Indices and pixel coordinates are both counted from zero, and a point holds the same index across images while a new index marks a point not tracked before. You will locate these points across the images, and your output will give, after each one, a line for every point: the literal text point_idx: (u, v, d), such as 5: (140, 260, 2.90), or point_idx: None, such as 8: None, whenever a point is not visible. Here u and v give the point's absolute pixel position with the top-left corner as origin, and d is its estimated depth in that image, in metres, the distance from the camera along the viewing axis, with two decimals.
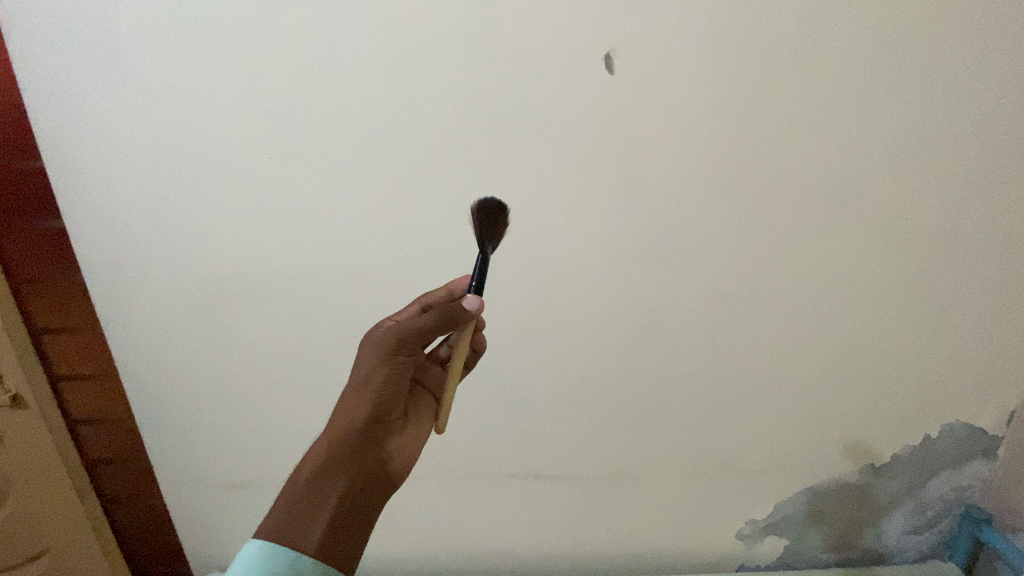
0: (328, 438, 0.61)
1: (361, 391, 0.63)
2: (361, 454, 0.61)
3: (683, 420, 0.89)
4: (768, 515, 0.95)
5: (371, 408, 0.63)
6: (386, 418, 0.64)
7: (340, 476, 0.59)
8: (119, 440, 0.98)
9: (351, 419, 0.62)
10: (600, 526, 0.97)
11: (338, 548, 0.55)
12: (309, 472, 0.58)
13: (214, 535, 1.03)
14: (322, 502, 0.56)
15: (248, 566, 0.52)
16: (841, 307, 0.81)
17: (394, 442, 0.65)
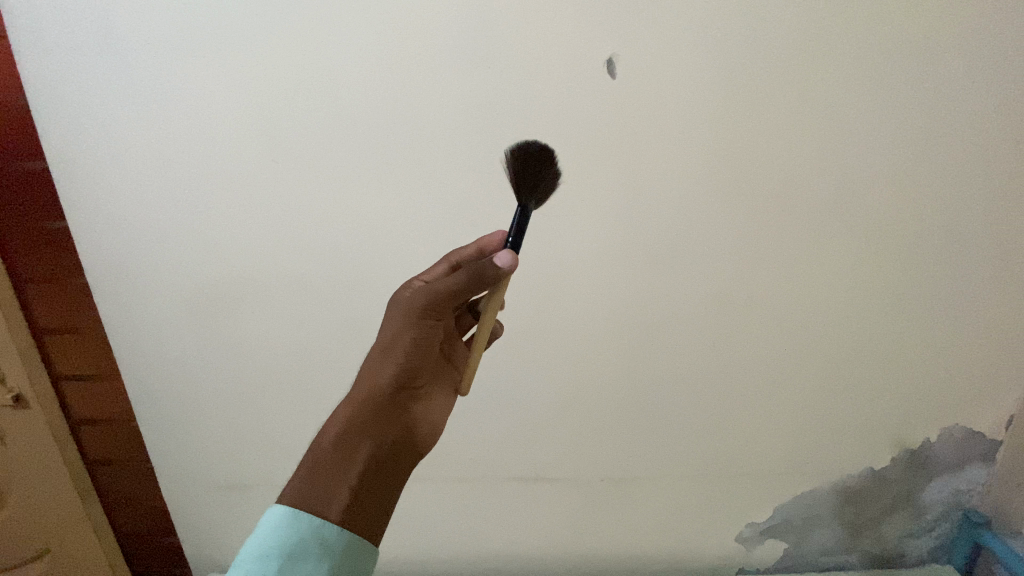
0: (352, 403, 0.58)
1: (388, 354, 0.60)
2: (385, 421, 0.59)
3: (682, 423, 0.89)
4: (768, 518, 0.95)
5: (398, 374, 0.60)
6: (412, 385, 0.62)
7: (365, 443, 0.56)
8: (119, 439, 0.98)
9: (376, 382, 0.60)
10: (600, 528, 0.97)
11: (363, 514, 0.53)
12: (332, 436, 0.56)
13: (213, 536, 1.02)
14: (346, 470, 0.54)
15: (272, 532, 0.50)
16: (838, 312, 0.82)
17: (419, 409, 0.63)
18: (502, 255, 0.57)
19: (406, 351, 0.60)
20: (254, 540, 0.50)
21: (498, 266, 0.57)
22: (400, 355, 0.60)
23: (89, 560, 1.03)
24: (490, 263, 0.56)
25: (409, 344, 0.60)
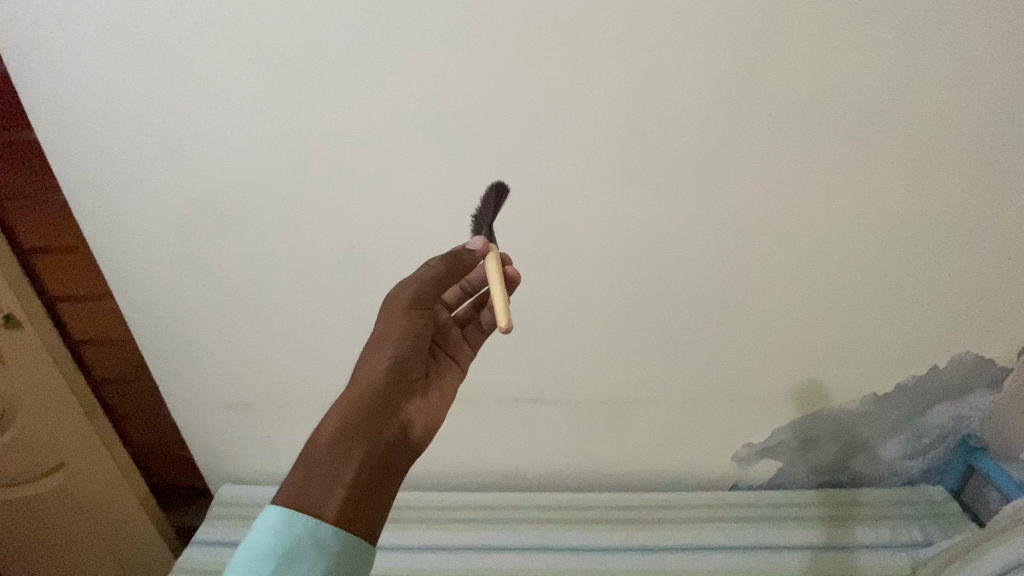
0: (347, 399, 0.56)
1: (380, 349, 0.59)
2: (382, 415, 0.56)
3: (686, 347, 0.88)
4: (765, 439, 0.96)
5: (394, 364, 0.59)
6: (407, 377, 0.60)
7: (362, 436, 0.53)
8: (122, 360, 1.00)
9: (372, 376, 0.58)
10: (598, 447, 0.99)
11: (362, 514, 0.50)
12: (328, 433, 0.53)
13: (221, 450, 1.05)
14: (343, 466, 0.51)
15: (268, 535, 0.46)
16: (866, 236, 0.76)
17: (416, 404, 0.60)
18: (475, 240, 0.64)
19: (397, 343, 0.60)
20: (248, 544, 0.46)
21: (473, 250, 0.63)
22: (393, 348, 0.59)
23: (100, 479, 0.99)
24: (467, 249, 0.63)
25: (400, 335, 0.60)
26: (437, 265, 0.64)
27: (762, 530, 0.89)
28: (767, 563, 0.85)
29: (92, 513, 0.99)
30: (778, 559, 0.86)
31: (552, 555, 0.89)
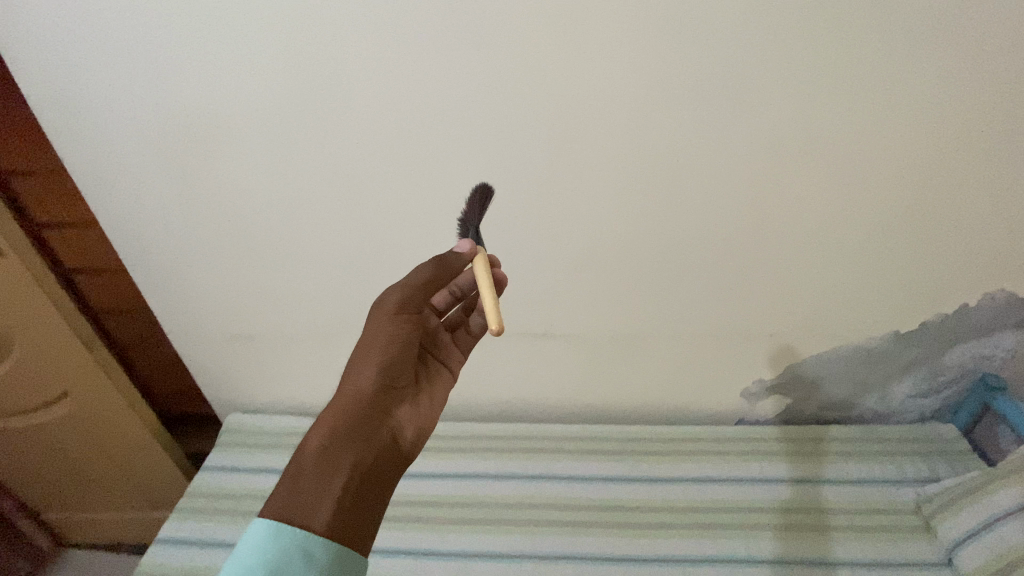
0: (333, 412, 0.52)
1: (365, 357, 0.56)
2: (371, 423, 0.52)
3: (703, 282, 0.83)
4: (779, 374, 0.92)
5: (382, 371, 0.55)
6: (396, 385, 0.56)
7: (350, 445, 0.50)
8: (120, 290, 0.98)
9: (358, 385, 0.54)
10: (605, 383, 0.97)
11: (354, 527, 0.46)
12: (314, 443, 0.49)
13: (222, 383, 1.04)
14: (331, 475, 0.47)
15: (251, 549, 0.41)
16: (913, 164, 0.69)
17: (406, 411, 0.56)
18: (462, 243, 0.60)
19: (385, 349, 0.56)
20: (228, 563, 0.41)
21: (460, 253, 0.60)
22: (381, 355, 0.56)
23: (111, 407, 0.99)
24: (451, 251, 0.59)
25: (387, 340, 0.56)
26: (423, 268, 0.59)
27: (768, 463, 0.89)
28: (770, 493, 0.86)
29: (104, 438, 1.02)
30: (782, 490, 0.86)
31: (557, 484, 0.90)
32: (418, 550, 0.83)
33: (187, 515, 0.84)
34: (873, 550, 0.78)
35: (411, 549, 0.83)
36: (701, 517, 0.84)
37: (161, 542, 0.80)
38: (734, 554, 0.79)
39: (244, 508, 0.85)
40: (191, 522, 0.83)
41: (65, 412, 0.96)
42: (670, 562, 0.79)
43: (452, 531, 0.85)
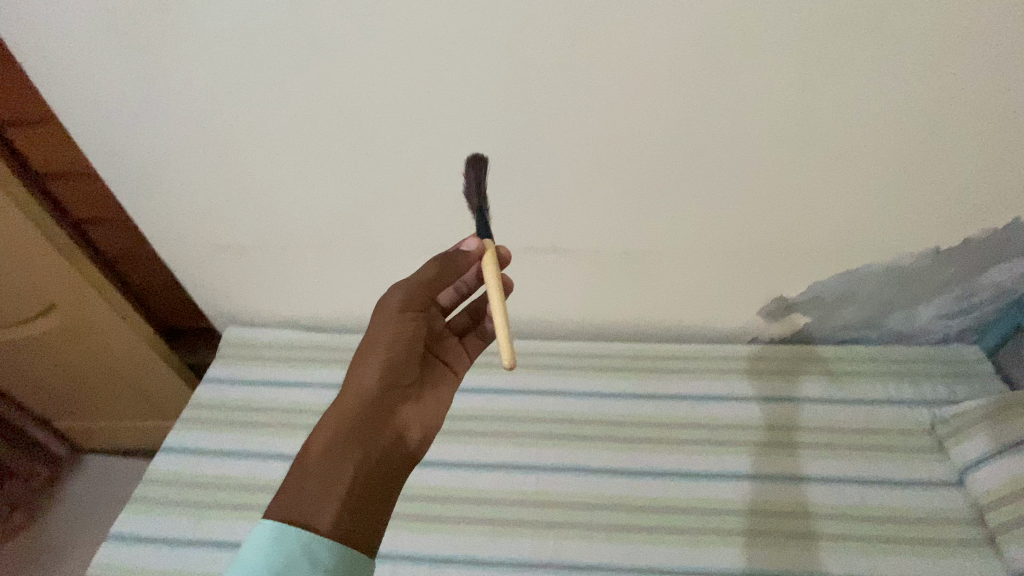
0: (337, 413, 0.54)
1: (370, 356, 0.57)
2: (375, 426, 0.54)
3: (732, 193, 0.73)
4: (801, 293, 0.86)
5: (386, 370, 0.57)
6: (401, 383, 0.58)
7: (354, 448, 0.52)
8: (98, 197, 0.93)
9: (363, 385, 0.56)
10: (618, 301, 0.91)
11: (357, 528, 0.48)
12: (318, 445, 0.51)
13: (217, 296, 0.99)
14: (336, 479, 0.49)
15: (258, 552, 0.44)
16: (1012, 48, 0.57)
17: (410, 409, 0.57)
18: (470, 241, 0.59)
19: (389, 348, 0.57)
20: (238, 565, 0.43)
21: (468, 252, 0.59)
22: (384, 355, 0.57)
23: (103, 320, 0.95)
24: (459, 249, 0.58)
25: (391, 339, 0.57)
26: (429, 266, 0.60)
27: (777, 382, 0.88)
28: (778, 412, 0.85)
29: (99, 347, 1.00)
30: (789, 408, 0.85)
31: (563, 399, 0.88)
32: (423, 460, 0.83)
33: (191, 426, 0.83)
34: (879, 467, 0.78)
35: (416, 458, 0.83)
36: (708, 434, 0.83)
37: (166, 451, 0.80)
38: (740, 470, 0.79)
39: (247, 419, 0.83)
40: (195, 432, 0.82)
41: (58, 321, 0.94)
42: (677, 475, 0.79)
43: (457, 442, 0.84)
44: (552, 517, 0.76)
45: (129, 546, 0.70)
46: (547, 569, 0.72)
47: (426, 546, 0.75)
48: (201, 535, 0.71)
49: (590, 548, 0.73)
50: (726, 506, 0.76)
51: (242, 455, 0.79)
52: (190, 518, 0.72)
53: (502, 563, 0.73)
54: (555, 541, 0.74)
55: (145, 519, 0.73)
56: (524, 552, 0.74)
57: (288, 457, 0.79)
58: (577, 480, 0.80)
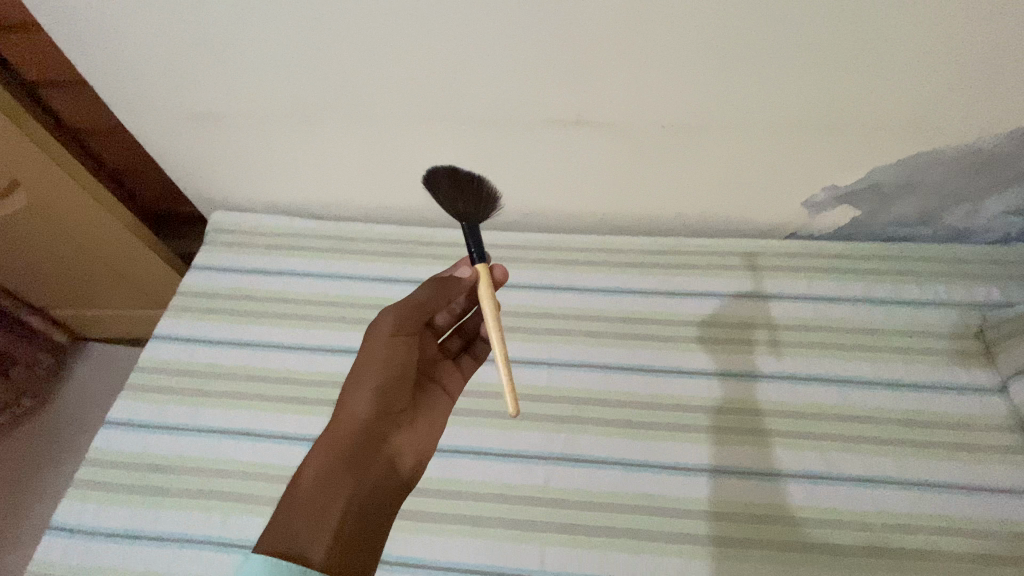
0: (330, 439, 0.54)
1: (361, 382, 0.56)
2: (365, 454, 0.54)
3: (803, 48, 0.59)
4: (856, 181, 0.75)
5: (378, 397, 0.56)
6: (393, 411, 0.57)
7: (345, 478, 0.52)
8: (49, 56, 0.80)
9: (355, 413, 0.55)
10: (646, 188, 0.80)
11: (349, 559, 0.48)
12: (311, 475, 0.51)
13: (196, 175, 0.89)
14: (327, 510, 0.49)
15: None
16: None
17: (402, 435, 0.57)
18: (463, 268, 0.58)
19: (381, 378, 0.56)
20: None
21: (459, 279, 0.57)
22: (376, 384, 0.56)
23: (75, 200, 0.88)
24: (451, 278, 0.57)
25: (382, 366, 0.56)
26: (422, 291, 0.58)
27: (815, 282, 0.79)
28: (813, 312, 0.77)
29: (75, 229, 0.93)
30: (826, 309, 0.77)
31: (577, 297, 0.81)
32: None
33: (183, 314, 0.78)
34: (922, 372, 0.71)
35: None
36: (733, 334, 0.76)
37: (159, 340, 0.76)
38: (771, 371, 0.72)
39: (240, 309, 0.79)
40: (188, 321, 0.78)
41: (27, 202, 0.86)
42: (699, 375, 0.73)
43: None
44: (563, 412, 0.71)
45: (127, 432, 0.68)
46: (557, 462, 0.67)
47: None
48: (200, 423, 0.68)
49: (601, 442, 0.68)
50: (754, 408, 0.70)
51: (237, 344, 0.75)
52: (189, 407, 0.69)
53: (508, 456, 0.68)
54: (565, 435, 0.69)
55: (143, 406, 0.70)
56: (533, 445, 0.69)
57: (284, 347, 0.74)
58: (590, 377, 0.74)
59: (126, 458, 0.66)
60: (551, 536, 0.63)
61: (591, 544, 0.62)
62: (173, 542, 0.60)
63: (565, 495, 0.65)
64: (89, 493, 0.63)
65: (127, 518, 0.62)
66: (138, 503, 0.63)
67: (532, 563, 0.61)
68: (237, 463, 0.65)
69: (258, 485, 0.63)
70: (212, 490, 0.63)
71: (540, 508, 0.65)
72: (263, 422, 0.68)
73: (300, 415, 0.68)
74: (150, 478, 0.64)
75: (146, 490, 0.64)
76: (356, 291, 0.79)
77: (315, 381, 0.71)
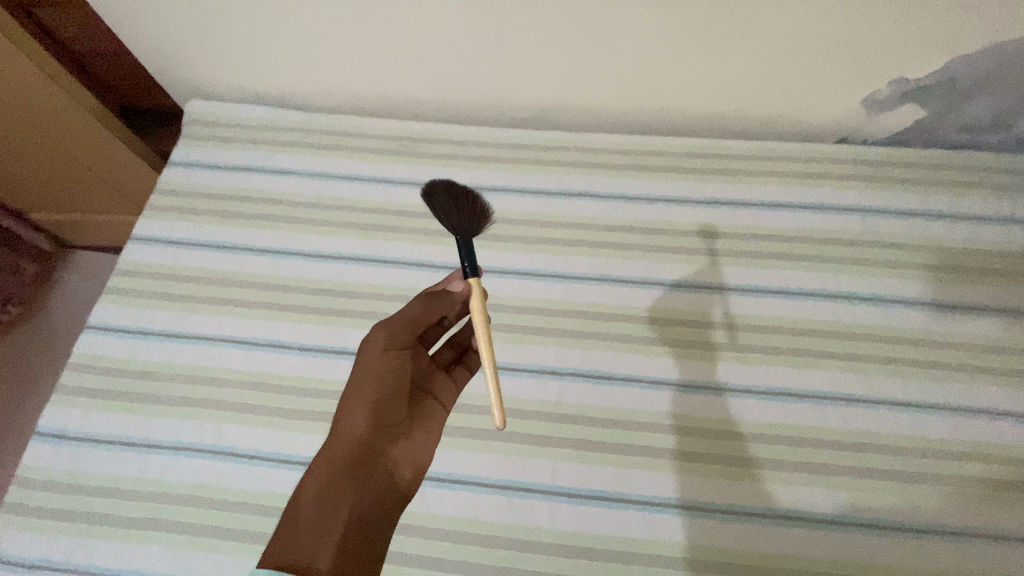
0: (326, 457, 0.46)
1: (355, 396, 0.48)
2: (366, 470, 0.46)
3: None
4: (932, 72, 0.65)
5: (376, 411, 0.48)
6: (390, 424, 0.49)
7: (347, 495, 0.44)
8: None
9: (351, 429, 0.47)
10: (683, 77, 0.69)
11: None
12: (308, 494, 0.44)
13: (165, 55, 0.77)
14: (328, 528, 0.42)
15: None
16: None
17: (400, 449, 0.50)
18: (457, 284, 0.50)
19: (376, 393, 0.48)
20: None
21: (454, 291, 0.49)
22: (370, 398, 0.48)
23: (22, 76, 0.77)
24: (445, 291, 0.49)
25: (376, 381, 0.48)
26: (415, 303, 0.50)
27: (866, 192, 0.70)
28: (862, 224, 0.68)
29: (27, 111, 0.83)
30: (878, 222, 0.68)
31: (597, 203, 0.70)
32: (426, 264, 0.67)
33: (162, 215, 0.71)
34: (981, 293, 0.63)
35: (425, 261, 0.67)
36: (771, 247, 0.67)
37: (137, 242, 0.70)
38: (823, 290, 0.64)
39: (224, 210, 0.71)
40: (169, 222, 0.71)
41: None
42: (733, 291, 0.64)
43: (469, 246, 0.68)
44: (579, 328, 0.63)
45: (110, 338, 0.63)
46: (570, 378, 0.60)
47: None
48: (187, 331, 0.63)
49: (619, 360, 0.61)
50: (797, 328, 0.62)
51: (223, 248, 0.68)
52: (175, 313, 0.65)
53: (515, 369, 0.60)
54: (581, 350, 0.61)
55: (125, 311, 0.65)
56: (545, 359, 0.61)
57: (272, 252, 0.68)
58: (609, 292, 0.65)
59: (111, 364, 0.62)
60: (563, 451, 0.56)
61: (608, 461, 0.56)
62: (165, 449, 0.57)
63: (579, 412, 0.58)
64: (76, 400, 0.60)
65: (116, 425, 0.58)
66: (127, 410, 0.59)
67: (542, 479, 0.55)
68: (228, 371, 0.61)
69: (251, 394, 0.60)
70: (204, 399, 0.59)
71: (552, 424, 0.57)
72: (255, 330, 0.63)
73: (293, 324, 0.63)
74: (137, 385, 0.61)
75: (134, 397, 0.60)
76: (351, 193, 0.72)
77: (308, 288, 0.66)
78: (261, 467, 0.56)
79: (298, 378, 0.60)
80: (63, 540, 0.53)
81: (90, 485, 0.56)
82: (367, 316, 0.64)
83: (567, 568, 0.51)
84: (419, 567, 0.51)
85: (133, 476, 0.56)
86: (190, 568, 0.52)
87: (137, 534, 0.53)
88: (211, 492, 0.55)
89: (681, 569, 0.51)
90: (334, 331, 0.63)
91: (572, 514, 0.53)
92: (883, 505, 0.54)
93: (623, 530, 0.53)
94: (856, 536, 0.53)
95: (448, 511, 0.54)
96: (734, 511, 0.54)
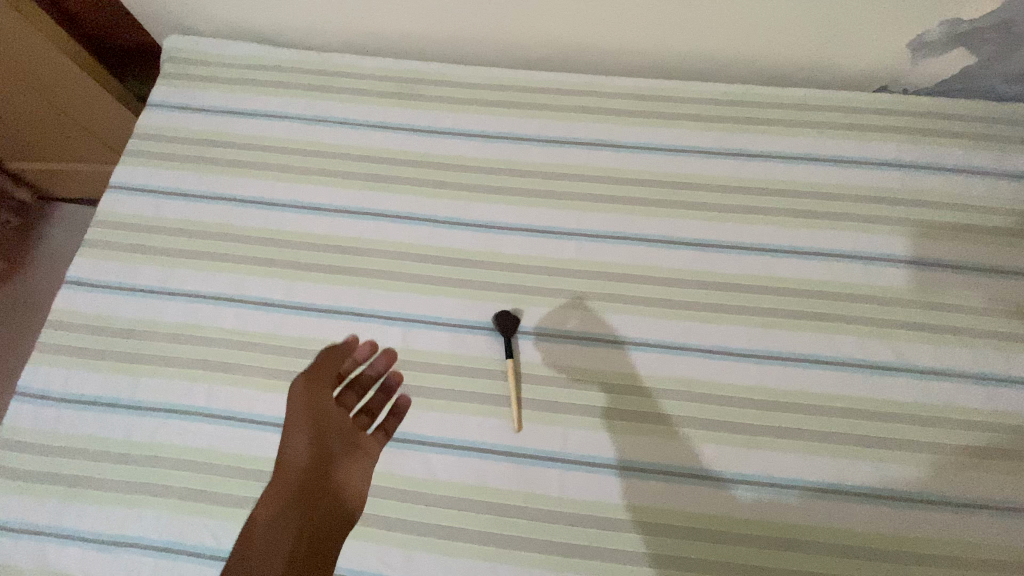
0: (271, 491, 0.44)
1: (290, 431, 0.46)
2: (309, 497, 0.44)
3: None
4: (992, 8, 0.58)
5: (312, 445, 0.46)
6: (331, 453, 0.47)
7: (291, 524, 0.42)
8: None
9: (291, 464, 0.45)
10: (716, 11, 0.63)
11: None
12: (254, 532, 0.42)
13: None
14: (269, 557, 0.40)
15: None
16: None
17: (345, 474, 0.46)
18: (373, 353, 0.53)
19: (313, 424, 0.47)
20: None
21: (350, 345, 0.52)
22: (310, 426, 0.47)
23: None
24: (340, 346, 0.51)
25: (303, 417, 0.47)
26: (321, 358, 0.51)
27: (904, 146, 0.64)
28: (898, 181, 0.63)
29: None
30: (916, 179, 0.63)
31: (614, 153, 0.65)
32: (427, 218, 0.62)
33: (142, 161, 0.66)
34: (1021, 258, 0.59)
35: (428, 215, 0.62)
36: (800, 204, 0.62)
37: (116, 191, 0.65)
38: (853, 251, 0.60)
39: (208, 156, 0.66)
40: (149, 169, 0.65)
41: None
42: (759, 251, 0.60)
43: (475, 200, 0.63)
44: (592, 289, 0.59)
45: (90, 294, 0.59)
46: (582, 341, 0.56)
47: (430, 309, 0.58)
48: (173, 287, 0.59)
49: (635, 323, 0.57)
50: (825, 291, 0.58)
51: (209, 198, 0.63)
52: (159, 268, 0.60)
53: (523, 332, 0.57)
54: (594, 312, 0.58)
55: (105, 264, 0.61)
56: (555, 321, 0.57)
57: (261, 203, 0.63)
58: (625, 250, 0.60)
59: (93, 321, 0.58)
60: (574, 418, 0.53)
61: (621, 428, 0.53)
62: (154, 411, 0.54)
63: (591, 377, 0.55)
64: (57, 358, 0.57)
65: (101, 385, 0.55)
66: (112, 369, 0.56)
67: (551, 445, 0.52)
68: (217, 330, 0.57)
69: (243, 353, 0.56)
70: (192, 358, 0.56)
71: (562, 389, 0.54)
72: (245, 287, 0.59)
73: (287, 281, 0.59)
74: (122, 344, 0.57)
75: (119, 355, 0.57)
76: (347, 141, 0.66)
77: (302, 242, 0.61)
78: (254, 430, 0.53)
79: (291, 337, 0.57)
80: (50, 503, 0.51)
81: (75, 447, 0.53)
82: (366, 273, 0.60)
83: (577, 537, 0.49)
84: (422, 534, 0.49)
85: (121, 439, 0.53)
86: (184, 533, 0.50)
87: (127, 498, 0.51)
88: (204, 456, 0.52)
89: (695, 540, 0.49)
90: (332, 288, 0.59)
91: (582, 481, 0.51)
92: (908, 476, 0.51)
93: (635, 499, 0.51)
94: (879, 507, 0.50)
95: (452, 476, 0.51)
96: (753, 481, 0.51)
